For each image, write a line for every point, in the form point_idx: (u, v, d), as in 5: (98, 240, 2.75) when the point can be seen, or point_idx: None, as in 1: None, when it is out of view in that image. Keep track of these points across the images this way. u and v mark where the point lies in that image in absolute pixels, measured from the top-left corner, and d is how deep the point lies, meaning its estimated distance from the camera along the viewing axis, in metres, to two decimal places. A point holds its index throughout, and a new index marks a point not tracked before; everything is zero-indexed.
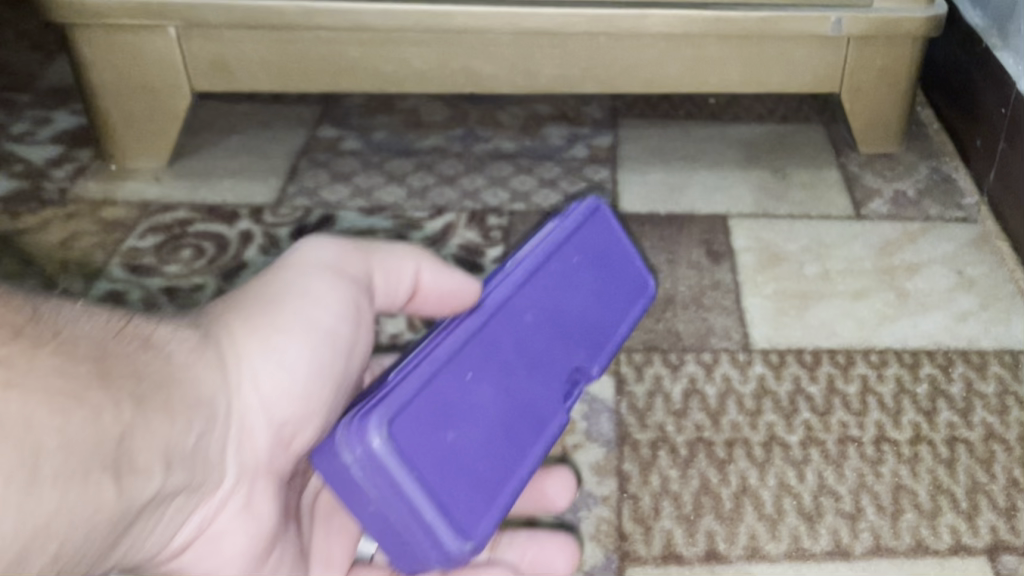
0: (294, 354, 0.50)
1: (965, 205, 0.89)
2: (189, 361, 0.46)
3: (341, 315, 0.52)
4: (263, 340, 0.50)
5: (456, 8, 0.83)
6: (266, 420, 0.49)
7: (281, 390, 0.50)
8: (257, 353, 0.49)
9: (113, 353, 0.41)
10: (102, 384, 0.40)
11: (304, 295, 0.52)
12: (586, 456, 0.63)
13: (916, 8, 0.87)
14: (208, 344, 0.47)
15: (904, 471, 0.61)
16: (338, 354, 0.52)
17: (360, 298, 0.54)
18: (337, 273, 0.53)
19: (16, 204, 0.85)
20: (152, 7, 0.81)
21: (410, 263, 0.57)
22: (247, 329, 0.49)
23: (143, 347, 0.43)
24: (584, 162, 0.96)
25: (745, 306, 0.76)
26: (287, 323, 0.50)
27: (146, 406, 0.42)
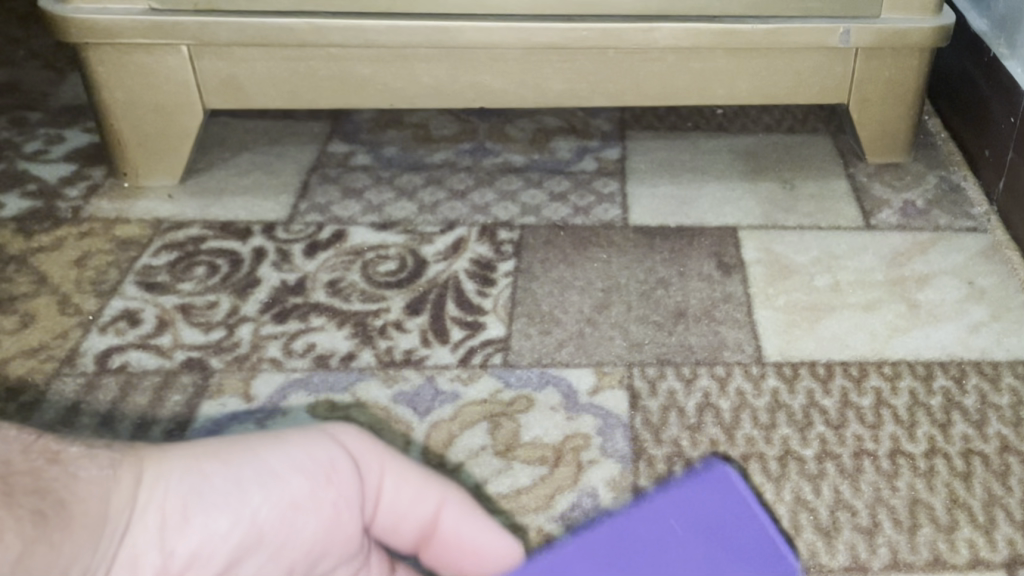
0: (229, 492, 0.44)
1: (975, 215, 0.89)
2: (103, 479, 0.40)
3: (304, 474, 0.46)
4: (194, 466, 0.44)
5: (466, 24, 0.83)
6: (161, 547, 0.41)
7: (195, 521, 0.42)
8: (183, 476, 0.43)
9: (19, 471, 0.37)
10: (5, 504, 0.35)
11: (274, 444, 0.46)
12: (601, 472, 0.62)
13: (923, 19, 0.87)
14: (128, 457, 0.42)
15: (920, 485, 0.61)
16: (282, 513, 0.45)
17: (339, 471, 0.47)
18: (327, 442, 0.48)
19: (30, 223, 0.85)
20: (164, 26, 0.82)
21: (431, 484, 0.51)
22: (189, 453, 0.44)
23: (52, 465, 0.38)
24: (594, 175, 0.96)
25: (756, 319, 0.76)
26: (237, 461, 0.45)
27: (53, 528, 0.36)
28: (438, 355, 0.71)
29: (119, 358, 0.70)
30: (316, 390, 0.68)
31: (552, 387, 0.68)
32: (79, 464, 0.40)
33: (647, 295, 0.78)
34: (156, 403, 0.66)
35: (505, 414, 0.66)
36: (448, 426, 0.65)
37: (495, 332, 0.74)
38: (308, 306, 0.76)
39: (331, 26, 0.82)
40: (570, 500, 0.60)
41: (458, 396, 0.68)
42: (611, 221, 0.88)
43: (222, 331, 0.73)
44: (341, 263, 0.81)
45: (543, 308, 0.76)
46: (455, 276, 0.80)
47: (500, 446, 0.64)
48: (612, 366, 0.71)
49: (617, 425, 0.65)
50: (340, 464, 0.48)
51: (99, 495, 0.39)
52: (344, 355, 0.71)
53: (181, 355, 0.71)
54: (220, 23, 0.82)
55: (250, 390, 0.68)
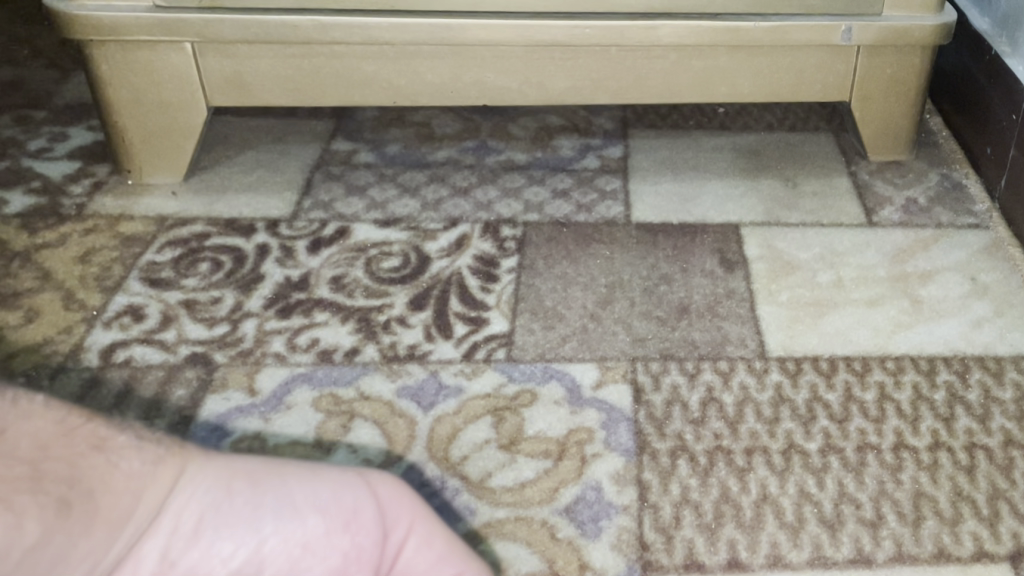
0: (246, 515, 0.38)
1: (977, 212, 0.89)
2: (146, 471, 0.37)
3: (325, 514, 0.40)
4: (225, 478, 0.39)
5: (469, 22, 0.83)
6: (162, 556, 0.35)
7: (205, 537, 0.36)
8: (209, 488, 0.38)
9: (55, 456, 0.35)
10: (30, 489, 0.33)
11: (305, 478, 0.41)
12: (605, 465, 0.62)
13: (925, 16, 0.87)
14: (170, 457, 0.38)
15: (923, 479, 0.61)
16: (293, 553, 0.39)
17: (360, 520, 0.42)
18: (361, 485, 0.44)
19: (35, 219, 0.85)
20: (168, 23, 0.82)
21: (450, 559, 0.46)
22: (220, 466, 0.39)
23: (96, 450, 0.36)
24: (596, 173, 0.96)
25: (759, 314, 0.76)
26: (263, 485, 0.39)
27: (74, 519, 0.33)
28: (441, 350, 0.71)
29: (124, 353, 0.70)
30: (321, 385, 0.68)
31: (556, 381, 0.68)
32: (124, 455, 0.37)
33: (650, 291, 0.79)
34: (160, 398, 0.66)
35: (509, 408, 0.66)
36: (451, 420, 0.65)
37: (498, 328, 0.74)
38: (312, 302, 0.76)
39: (335, 23, 0.82)
40: (574, 493, 0.60)
41: (461, 391, 0.68)
42: (614, 218, 0.88)
43: (226, 326, 0.73)
44: (344, 259, 0.81)
45: (547, 304, 0.76)
46: (458, 272, 0.80)
47: (504, 440, 0.64)
48: (615, 361, 0.71)
49: (621, 419, 0.65)
50: (363, 511, 0.43)
51: (128, 493, 0.36)
52: (348, 350, 0.71)
53: (185, 350, 0.71)
54: (224, 20, 0.82)
55: (253, 385, 0.68)
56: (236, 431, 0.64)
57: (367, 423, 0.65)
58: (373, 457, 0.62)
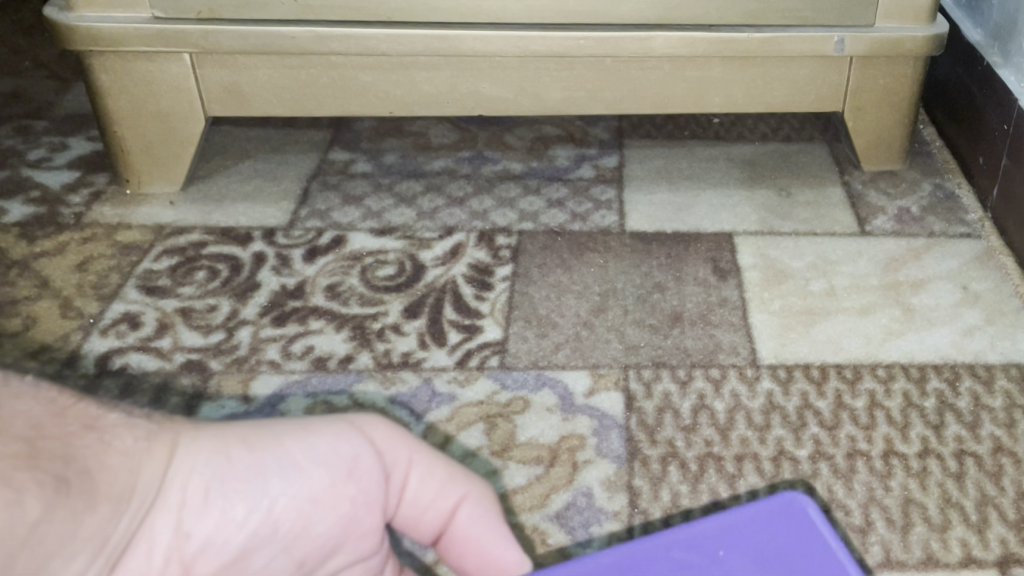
0: (248, 482, 0.47)
1: (969, 221, 0.90)
2: (138, 449, 0.45)
3: (326, 469, 0.49)
4: (222, 451, 0.47)
5: (464, 32, 0.84)
6: (176, 528, 0.45)
7: (215, 504, 0.46)
8: (209, 460, 0.47)
9: (50, 436, 0.42)
10: (29, 467, 0.40)
11: (299, 436, 0.49)
12: (596, 472, 0.63)
13: (917, 27, 0.88)
14: (164, 434, 0.47)
15: (913, 485, 0.62)
16: (302, 508, 0.48)
17: (361, 467, 0.50)
18: (355, 434, 0.51)
19: (33, 228, 0.86)
20: (167, 34, 0.82)
21: (454, 481, 0.53)
22: (219, 439, 0.48)
23: (89, 432, 0.44)
24: (591, 182, 0.97)
25: (752, 322, 0.77)
26: (262, 452, 0.48)
27: (74, 496, 0.41)
28: (435, 357, 0.72)
29: (120, 360, 0.71)
30: (315, 392, 0.68)
31: (549, 389, 0.69)
32: (116, 435, 0.45)
33: (643, 299, 0.79)
34: (155, 404, 0.67)
35: (501, 415, 0.67)
36: (444, 427, 0.66)
37: (492, 335, 0.74)
38: (307, 310, 0.77)
39: (331, 34, 0.83)
40: (565, 499, 0.61)
41: (454, 398, 0.68)
42: (609, 227, 0.89)
43: (222, 333, 0.74)
44: (340, 268, 0.82)
45: (540, 312, 0.77)
46: (453, 281, 0.80)
47: (496, 446, 0.64)
48: (608, 368, 0.71)
49: (613, 426, 0.66)
50: (363, 456, 0.50)
51: (125, 469, 0.44)
52: (342, 357, 0.72)
53: (180, 357, 0.71)
54: (222, 31, 0.83)
55: (248, 392, 0.68)
56: None
57: None
58: None
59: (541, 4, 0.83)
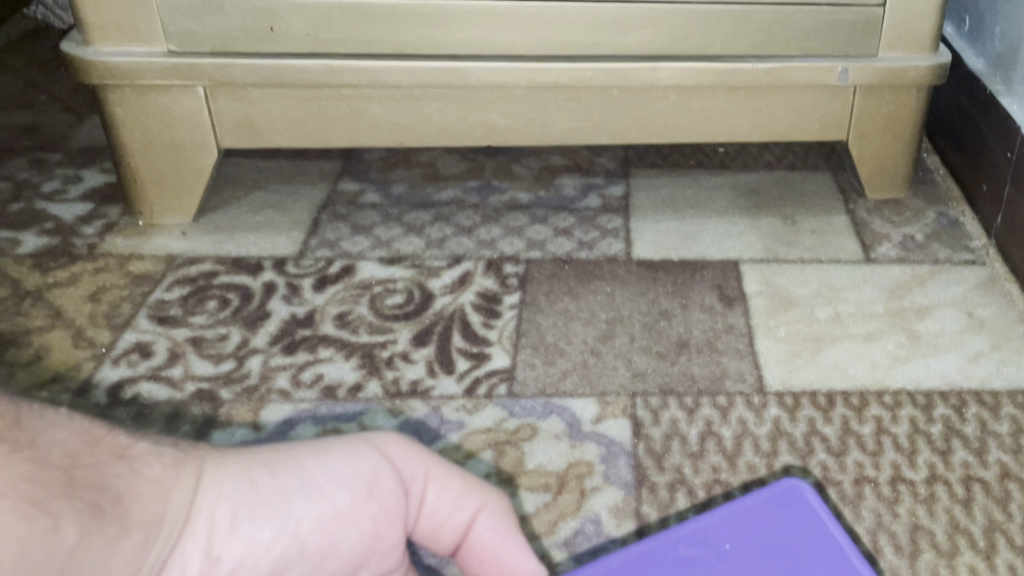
0: (274, 504, 0.48)
1: (973, 248, 0.90)
2: (167, 474, 0.46)
3: (348, 488, 0.50)
4: (246, 475, 0.48)
5: (473, 64, 0.85)
6: (207, 552, 0.46)
7: (244, 527, 0.47)
8: (234, 484, 0.48)
9: (83, 464, 0.42)
10: (66, 495, 0.40)
11: (320, 458, 0.51)
12: (604, 499, 0.63)
13: (920, 57, 0.89)
14: (188, 460, 0.47)
15: (920, 511, 0.62)
16: (327, 526, 0.49)
17: (381, 484, 0.51)
18: (373, 453, 0.52)
19: (47, 259, 0.87)
20: (181, 68, 0.84)
21: (470, 494, 0.54)
22: (241, 463, 0.49)
23: (119, 459, 0.44)
24: (598, 212, 0.98)
25: (758, 349, 0.77)
26: (285, 473, 0.49)
27: (108, 524, 0.41)
28: (444, 385, 0.72)
29: (131, 390, 0.71)
30: (324, 420, 0.69)
31: (556, 416, 0.69)
32: (145, 462, 0.45)
33: (650, 327, 0.80)
34: (166, 432, 0.68)
35: (509, 443, 0.67)
36: (453, 454, 0.66)
37: (500, 363, 0.75)
38: (316, 338, 0.77)
39: (342, 67, 0.85)
40: (573, 526, 0.61)
41: (463, 425, 0.69)
42: (615, 255, 0.90)
43: (232, 362, 0.74)
44: (349, 297, 0.82)
45: (548, 339, 0.78)
46: (461, 309, 0.81)
47: (504, 473, 0.65)
48: (616, 396, 0.72)
49: (620, 453, 0.66)
50: (382, 475, 0.52)
51: (155, 495, 0.44)
52: (351, 386, 0.72)
53: (191, 386, 0.72)
54: (235, 65, 0.84)
55: (258, 421, 0.69)
56: None
57: None
58: None
59: (548, 36, 0.85)
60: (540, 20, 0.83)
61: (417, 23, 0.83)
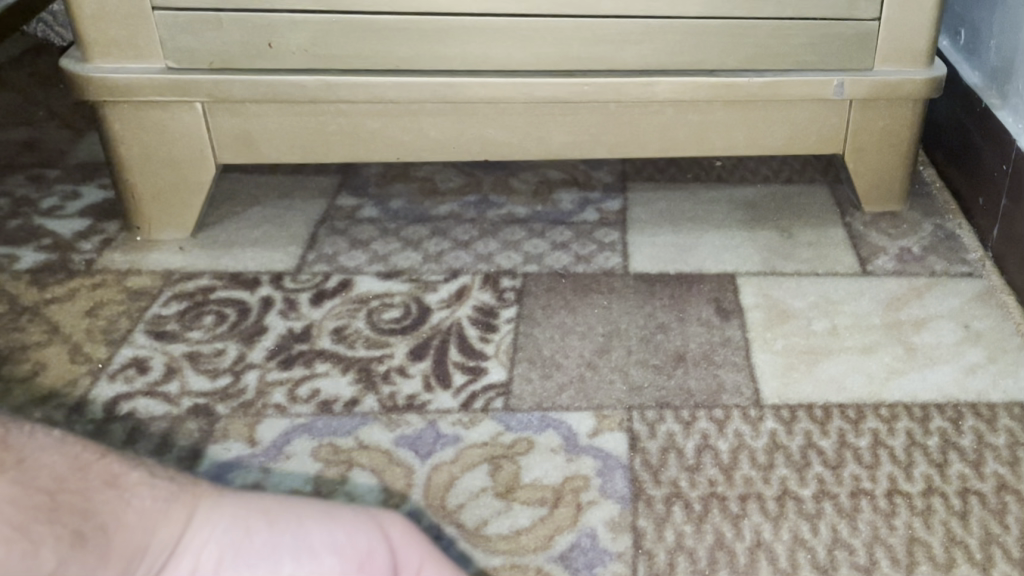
0: (262, 555, 0.42)
1: (970, 260, 0.91)
2: (163, 506, 0.42)
3: (340, 557, 0.44)
4: (241, 520, 0.43)
5: (471, 80, 0.86)
6: None
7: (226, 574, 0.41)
8: (227, 529, 0.43)
9: (69, 488, 0.40)
10: (46, 519, 0.38)
11: (321, 522, 0.45)
12: (600, 512, 0.62)
13: (916, 71, 0.89)
14: (183, 495, 0.43)
15: (917, 524, 0.62)
16: None
17: (374, 565, 0.45)
18: (375, 531, 0.47)
19: (45, 275, 0.88)
20: (180, 85, 0.84)
21: None
22: (239, 507, 0.44)
23: (109, 485, 0.42)
24: (595, 225, 0.98)
25: (755, 362, 0.77)
26: (282, 527, 0.44)
27: (88, 549, 0.38)
28: (440, 400, 0.72)
29: (127, 405, 0.72)
30: (320, 435, 0.69)
31: (552, 430, 0.69)
32: (137, 493, 0.42)
33: (647, 340, 0.80)
34: (162, 448, 0.67)
35: (505, 456, 0.67)
36: (449, 468, 0.66)
37: (496, 377, 0.75)
38: (313, 353, 0.77)
39: (340, 82, 0.85)
40: (568, 540, 0.60)
41: (459, 439, 0.69)
42: (612, 269, 0.90)
43: (229, 377, 0.75)
44: (347, 311, 0.83)
45: (545, 353, 0.78)
46: (458, 323, 0.81)
47: (500, 487, 0.64)
48: (612, 409, 0.72)
49: (617, 467, 0.66)
50: (378, 554, 0.46)
51: (142, 528, 0.40)
52: (348, 400, 0.72)
53: (187, 402, 0.72)
54: (234, 81, 0.84)
55: (254, 436, 0.69)
56: (235, 482, 0.65)
57: (365, 471, 0.65)
58: (370, 505, 0.63)
59: (545, 50, 0.85)
60: (537, 35, 0.84)
61: (414, 38, 0.83)
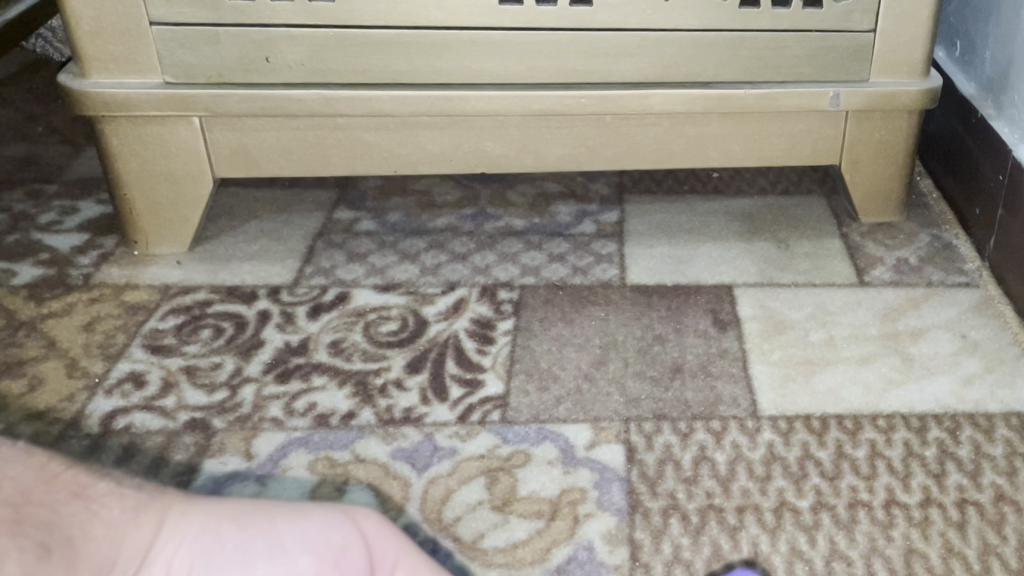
0: (237, 562, 0.40)
1: (966, 271, 0.91)
2: (126, 517, 0.38)
3: (314, 553, 0.43)
4: (209, 528, 0.40)
5: (468, 92, 0.86)
6: None
7: None
8: (197, 536, 0.40)
9: (34, 499, 0.36)
10: (11, 532, 0.34)
11: (296, 519, 0.44)
12: (597, 525, 0.62)
13: (911, 82, 0.90)
14: (153, 504, 0.39)
15: (915, 535, 0.62)
16: None
17: (348, 556, 0.45)
18: (350, 526, 0.46)
19: (42, 290, 0.88)
20: (178, 99, 0.84)
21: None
22: (205, 513, 0.40)
23: (69, 499, 0.37)
24: (593, 237, 0.98)
25: (752, 373, 0.77)
26: (254, 532, 0.41)
27: (59, 565, 0.34)
28: (437, 412, 0.72)
29: (124, 420, 0.71)
30: (316, 448, 0.69)
31: (549, 442, 0.69)
32: (102, 503, 0.38)
33: (644, 352, 0.80)
34: (158, 462, 0.67)
35: (502, 469, 0.67)
36: (446, 481, 0.66)
37: (494, 390, 0.75)
38: (310, 366, 0.77)
39: (338, 96, 0.85)
40: (565, 553, 0.60)
41: (456, 452, 0.68)
42: (609, 281, 0.90)
43: (225, 391, 0.75)
44: (344, 324, 0.83)
45: (542, 365, 0.78)
46: (455, 335, 0.81)
47: (497, 500, 0.64)
48: (609, 421, 0.71)
49: (613, 479, 0.66)
50: (351, 548, 0.46)
51: (110, 539, 0.37)
52: (344, 414, 0.72)
53: (184, 416, 0.72)
54: (231, 95, 0.85)
55: (250, 450, 0.69)
56: (231, 495, 0.65)
57: (361, 485, 0.65)
58: None
59: (542, 64, 0.85)
60: (534, 48, 0.84)
61: (411, 52, 0.84)
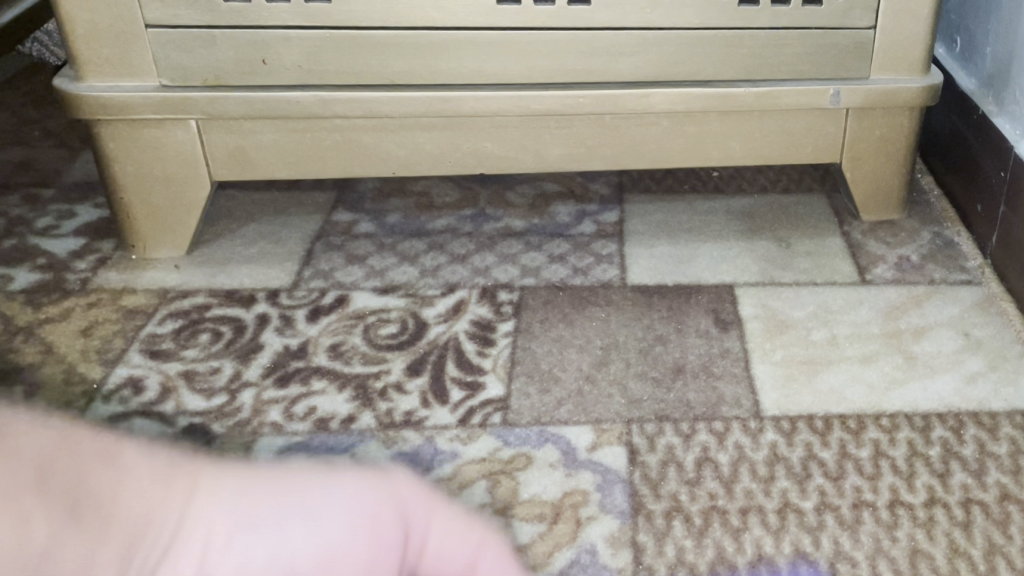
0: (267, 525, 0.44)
1: (969, 268, 0.90)
2: (153, 484, 0.42)
3: (350, 511, 0.46)
4: (232, 494, 0.44)
5: (465, 93, 0.85)
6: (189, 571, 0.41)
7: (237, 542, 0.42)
8: (228, 501, 0.44)
9: (61, 459, 0.40)
10: (38, 492, 0.37)
11: (322, 482, 0.46)
12: (599, 528, 0.62)
13: (911, 79, 0.89)
14: (180, 472, 0.44)
15: (919, 535, 0.61)
16: (324, 558, 0.44)
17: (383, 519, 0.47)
18: (378, 482, 0.48)
19: (39, 295, 0.87)
20: (174, 102, 0.84)
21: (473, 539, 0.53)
22: (240, 476, 0.45)
23: (96, 458, 0.41)
24: (592, 237, 0.98)
25: (754, 373, 0.77)
26: (287, 495, 0.45)
27: (89, 522, 0.39)
28: (438, 415, 0.72)
29: (122, 425, 0.71)
30: (316, 452, 0.68)
31: (551, 444, 0.69)
32: (130, 466, 0.42)
33: (646, 352, 0.79)
34: None
35: (504, 472, 0.66)
36: (447, 484, 0.65)
37: (494, 392, 0.74)
38: (310, 369, 0.77)
39: (335, 98, 0.85)
40: (568, 556, 0.60)
41: (457, 455, 0.68)
42: (610, 281, 0.90)
43: (224, 396, 0.74)
44: (343, 327, 0.82)
45: (543, 367, 0.77)
46: (456, 337, 0.81)
47: (499, 503, 0.64)
48: (611, 423, 0.71)
49: (616, 481, 0.66)
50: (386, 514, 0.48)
51: (141, 500, 0.41)
52: (344, 417, 0.72)
53: (183, 421, 0.71)
54: (228, 98, 0.84)
55: (250, 454, 0.68)
56: None
57: None
58: None
59: (539, 63, 0.85)
60: (532, 48, 0.84)
61: (409, 53, 0.83)
